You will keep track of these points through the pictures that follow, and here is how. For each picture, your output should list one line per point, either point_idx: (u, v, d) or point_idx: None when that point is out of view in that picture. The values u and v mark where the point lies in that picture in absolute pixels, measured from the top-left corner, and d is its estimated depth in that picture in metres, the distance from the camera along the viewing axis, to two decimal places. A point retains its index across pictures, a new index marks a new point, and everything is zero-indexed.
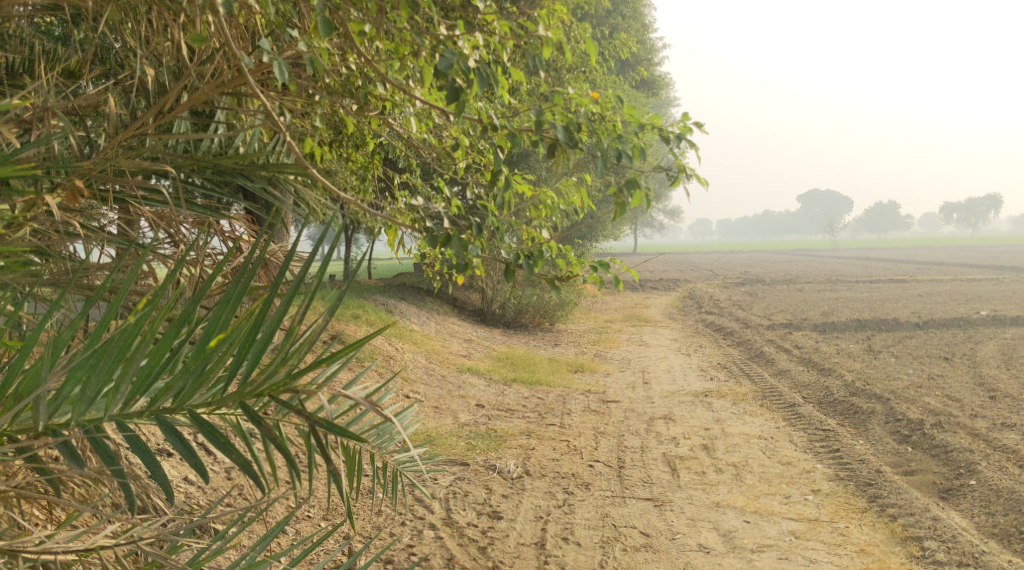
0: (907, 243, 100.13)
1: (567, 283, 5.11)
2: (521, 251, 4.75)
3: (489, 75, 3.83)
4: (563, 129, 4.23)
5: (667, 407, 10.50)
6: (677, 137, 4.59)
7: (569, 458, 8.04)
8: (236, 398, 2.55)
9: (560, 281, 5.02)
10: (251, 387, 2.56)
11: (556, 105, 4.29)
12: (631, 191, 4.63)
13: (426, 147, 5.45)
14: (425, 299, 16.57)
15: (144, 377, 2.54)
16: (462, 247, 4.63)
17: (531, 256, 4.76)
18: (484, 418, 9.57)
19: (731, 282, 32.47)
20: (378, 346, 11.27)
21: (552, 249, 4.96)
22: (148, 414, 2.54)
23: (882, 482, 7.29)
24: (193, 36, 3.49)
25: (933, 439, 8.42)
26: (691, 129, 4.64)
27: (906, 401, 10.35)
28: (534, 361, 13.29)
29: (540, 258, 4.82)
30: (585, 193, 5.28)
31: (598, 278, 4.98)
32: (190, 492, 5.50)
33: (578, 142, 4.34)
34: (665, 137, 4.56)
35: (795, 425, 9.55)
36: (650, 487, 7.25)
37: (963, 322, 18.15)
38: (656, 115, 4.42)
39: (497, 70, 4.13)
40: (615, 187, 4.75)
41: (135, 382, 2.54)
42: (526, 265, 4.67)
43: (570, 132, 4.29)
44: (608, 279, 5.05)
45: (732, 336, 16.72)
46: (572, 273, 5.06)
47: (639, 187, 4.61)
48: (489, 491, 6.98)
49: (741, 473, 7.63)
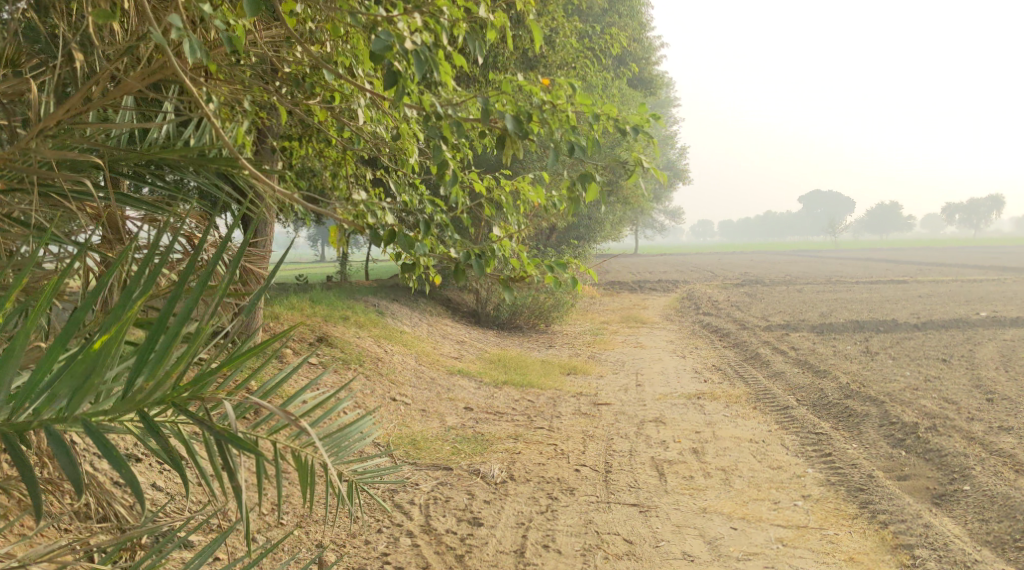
0: (908, 245, 100.11)
1: (522, 284, 5.07)
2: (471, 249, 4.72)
3: (428, 57, 3.81)
4: (512, 121, 4.18)
5: (659, 409, 10.35)
6: (636, 128, 4.52)
7: (555, 462, 7.88)
8: (129, 405, 2.79)
9: (514, 281, 4.99)
10: (143, 396, 2.80)
11: (505, 94, 4.22)
12: (585, 184, 4.58)
13: (382, 141, 5.41)
14: (419, 300, 16.43)
15: (32, 388, 2.76)
16: (407, 245, 4.60)
17: (481, 256, 4.73)
18: (471, 421, 9.41)
19: (733, 283, 32.27)
20: (367, 348, 11.14)
21: (505, 247, 4.92)
22: (35, 425, 2.75)
23: (874, 487, 7.12)
24: (99, 14, 3.42)
25: (928, 443, 8.25)
26: (651, 120, 4.57)
27: (902, 404, 10.20)
28: (527, 363, 13.16)
29: (492, 257, 4.80)
30: (542, 191, 5.22)
31: (553, 278, 4.94)
32: (157, 499, 5.33)
33: (528, 132, 4.29)
34: (622, 129, 4.51)
35: (788, 428, 9.41)
36: (636, 493, 7.08)
37: (963, 323, 17.95)
38: (610, 106, 4.38)
39: (440, 57, 4.09)
40: (569, 182, 4.74)
41: (22, 392, 2.75)
42: (477, 264, 4.63)
43: (520, 123, 4.26)
44: (565, 280, 5.01)
45: (729, 337, 16.59)
46: (526, 273, 5.02)
47: (593, 181, 4.57)
48: (470, 497, 6.82)
49: (730, 478, 7.47)
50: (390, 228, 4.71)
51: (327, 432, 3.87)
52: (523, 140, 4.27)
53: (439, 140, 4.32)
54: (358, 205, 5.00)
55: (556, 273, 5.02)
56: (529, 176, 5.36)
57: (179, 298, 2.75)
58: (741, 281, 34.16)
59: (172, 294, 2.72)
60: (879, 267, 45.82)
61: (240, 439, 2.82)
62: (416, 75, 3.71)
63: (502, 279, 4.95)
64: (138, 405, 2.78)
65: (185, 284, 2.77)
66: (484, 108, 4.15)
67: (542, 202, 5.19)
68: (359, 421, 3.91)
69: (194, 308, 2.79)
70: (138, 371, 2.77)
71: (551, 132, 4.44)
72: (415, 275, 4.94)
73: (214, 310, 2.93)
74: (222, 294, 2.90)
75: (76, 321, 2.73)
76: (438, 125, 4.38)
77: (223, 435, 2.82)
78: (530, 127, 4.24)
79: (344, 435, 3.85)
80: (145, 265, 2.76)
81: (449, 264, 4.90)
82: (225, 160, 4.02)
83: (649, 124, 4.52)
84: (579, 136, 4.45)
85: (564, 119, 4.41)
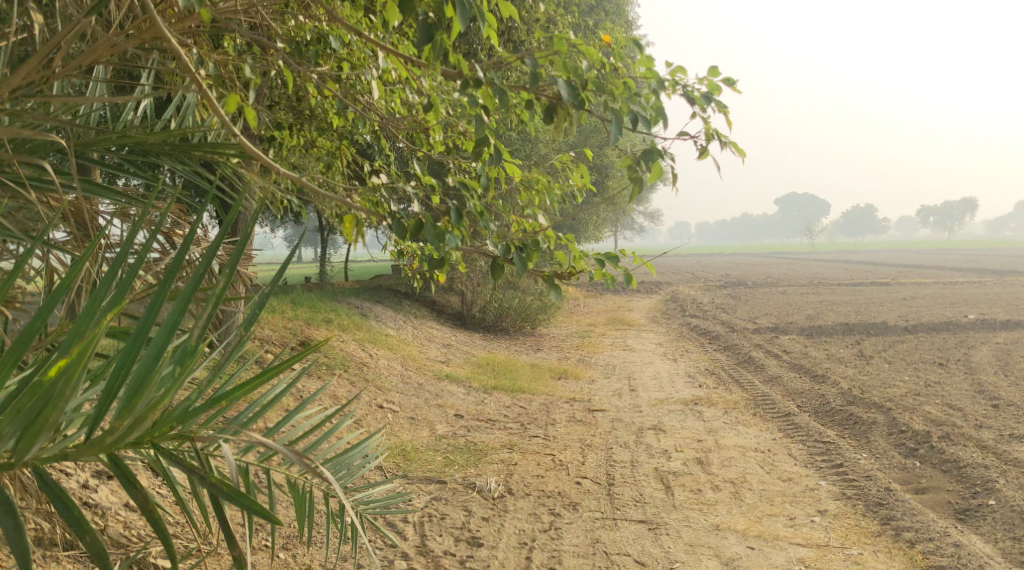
0: (884, 248, 100.28)
1: (567, 280, 4.54)
2: (512, 241, 4.21)
3: (470, 9, 3.37)
4: (567, 87, 3.71)
5: (656, 416, 9.93)
6: (705, 96, 4.07)
7: (555, 474, 7.44)
8: (98, 449, 2.41)
9: (559, 278, 4.49)
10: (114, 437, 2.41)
11: (557, 56, 3.75)
12: (651, 162, 4.08)
13: (394, 120, 4.95)
14: (402, 302, 15.90)
15: None
16: (438, 235, 4.03)
17: (523, 247, 4.24)
18: (463, 429, 8.97)
19: (717, 284, 31.99)
20: (351, 353, 10.64)
21: (550, 239, 4.40)
22: None
23: (893, 501, 6.74)
24: None
25: (942, 453, 7.89)
26: (720, 88, 4.12)
27: (907, 410, 9.82)
28: (516, 366, 12.69)
29: (535, 250, 4.28)
30: (586, 170, 4.62)
31: (604, 274, 4.42)
32: (129, 520, 4.81)
33: (584, 101, 3.83)
34: (690, 98, 4.06)
35: (792, 436, 9.02)
36: (643, 507, 6.67)
37: (952, 326, 17.66)
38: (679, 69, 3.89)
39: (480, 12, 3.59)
40: (629, 158, 4.22)
41: None
42: (518, 258, 4.13)
43: (574, 89, 3.77)
44: (617, 275, 4.48)
45: (719, 340, 16.19)
46: (574, 269, 4.51)
47: (659, 158, 4.07)
48: (468, 513, 6.38)
49: (740, 492, 7.06)
50: (416, 217, 4.11)
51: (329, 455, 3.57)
52: (577, 109, 3.83)
53: (479, 110, 3.82)
54: (374, 190, 4.55)
55: (606, 268, 4.48)
56: (569, 157, 4.87)
57: (164, 304, 2.41)
58: (723, 281, 33.76)
59: (154, 298, 2.39)
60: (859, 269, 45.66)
61: (239, 494, 2.44)
62: (459, 25, 3.27)
63: (546, 277, 4.45)
64: (108, 447, 2.41)
65: (169, 286, 2.42)
66: (534, 71, 3.69)
67: (585, 184, 4.67)
68: (356, 444, 3.61)
69: (184, 316, 2.43)
70: (109, 402, 2.40)
71: (610, 100, 3.95)
72: (444, 272, 4.47)
73: (207, 321, 2.58)
74: (217, 303, 2.55)
75: (29, 340, 2.38)
76: (478, 94, 3.86)
77: (221, 492, 2.47)
78: (586, 95, 3.79)
79: (349, 458, 3.57)
80: (119, 268, 2.45)
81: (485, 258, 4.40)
82: (213, 144, 3.46)
83: (722, 90, 4.07)
84: (641, 104, 3.97)
85: (624, 85, 3.92)
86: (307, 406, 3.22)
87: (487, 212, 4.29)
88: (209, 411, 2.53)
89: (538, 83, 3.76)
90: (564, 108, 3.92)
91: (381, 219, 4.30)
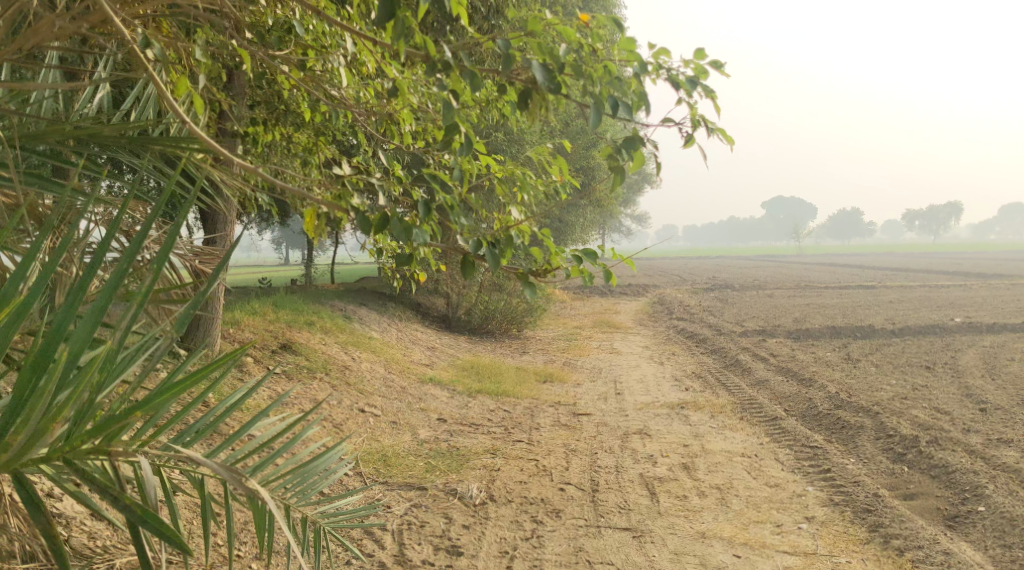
0: (870, 252, 100.60)
1: (544, 278, 4.41)
2: (484, 237, 4.09)
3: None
4: (542, 70, 3.60)
5: (642, 420, 9.79)
6: (691, 81, 3.95)
7: (538, 480, 7.29)
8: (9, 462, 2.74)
9: (536, 275, 4.36)
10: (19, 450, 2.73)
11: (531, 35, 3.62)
12: (631, 151, 3.95)
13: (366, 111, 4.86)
14: (387, 305, 15.72)
15: None
16: (404, 228, 3.90)
17: (495, 243, 4.13)
18: (445, 434, 8.82)
19: (704, 288, 31.93)
20: (333, 356, 10.47)
21: (525, 236, 4.29)
22: None
23: (883, 508, 6.63)
24: None
25: (931, 458, 7.78)
26: (707, 71, 4.00)
27: (895, 414, 9.71)
28: (501, 370, 12.53)
29: (508, 245, 4.16)
30: (563, 162, 4.49)
31: (583, 270, 4.29)
32: (94, 531, 4.64)
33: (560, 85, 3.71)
34: (674, 82, 3.95)
35: (779, 441, 8.90)
36: (627, 515, 6.53)
37: (939, 329, 17.61)
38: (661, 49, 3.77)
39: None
40: (611, 147, 4.08)
41: None
42: (490, 253, 4.00)
43: (550, 73, 3.66)
44: (596, 271, 4.36)
45: (706, 343, 16.07)
46: (550, 266, 4.38)
47: (640, 146, 3.94)
48: (448, 521, 6.25)
49: (726, 498, 6.93)
50: (382, 210, 3.99)
51: (293, 466, 3.41)
52: (554, 93, 3.71)
53: (447, 96, 3.69)
54: (340, 181, 4.43)
55: (585, 264, 4.35)
56: (548, 148, 4.75)
57: (63, 318, 2.70)
58: (711, 285, 33.69)
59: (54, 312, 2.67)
60: (844, 273, 45.74)
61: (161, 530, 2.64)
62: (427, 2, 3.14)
63: (522, 274, 4.32)
64: (6, 464, 2.74)
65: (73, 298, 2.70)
66: (507, 53, 3.57)
67: (562, 177, 4.55)
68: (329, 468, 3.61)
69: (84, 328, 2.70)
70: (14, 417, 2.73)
71: (589, 83, 3.82)
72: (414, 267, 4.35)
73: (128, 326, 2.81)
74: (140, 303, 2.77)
75: None
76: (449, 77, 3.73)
77: (142, 522, 2.66)
78: (562, 79, 3.68)
79: (313, 468, 3.42)
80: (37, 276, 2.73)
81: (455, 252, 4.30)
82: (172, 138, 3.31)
83: (707, 73, 3.96)
84: (624, 88, 3.84)
85: (604, 69, 3.80)
86: (267, 412, 3.23)
87: (460, 205, 4.16)
88: (116, 423, 2.77)
89: (511, 65, 3.65)
90: (539, 94, 3.81)
91: (346, 213, 4.16)
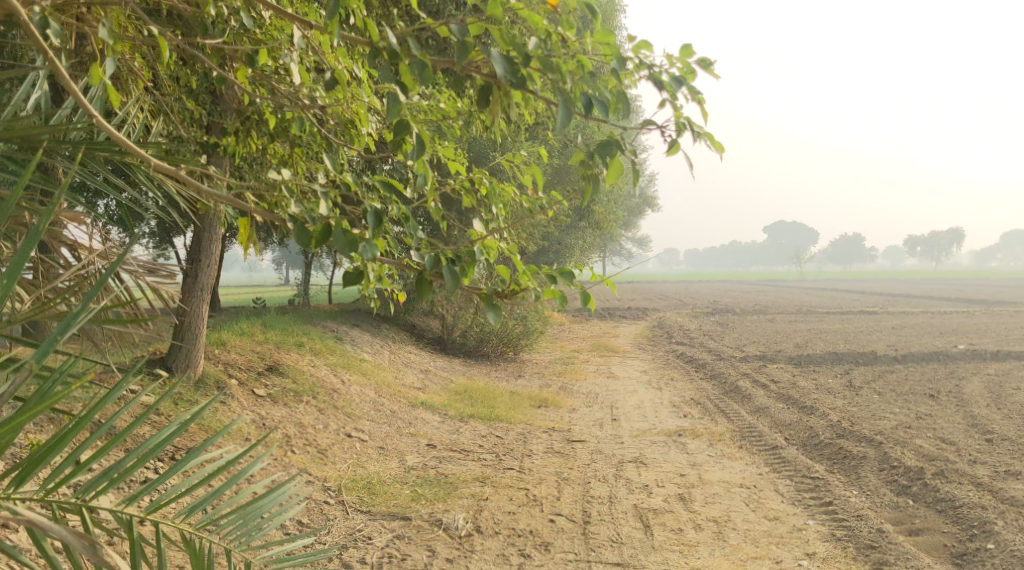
0: (871, 277, 100.25)
1: (513, 299, 4.15)
2: (440, 253, 3.85)
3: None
4: (501, 62, 3.42)
5: (638, 448, 9.49)
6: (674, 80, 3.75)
7: (527, 511, 7.00)
8: None
9: (503, 296, 4.10)
10: None
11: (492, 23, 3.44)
12: (607, 156, 3.71)
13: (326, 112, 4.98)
14: (381, 326, 15.41)
15: None
16: (346, 237, 3.74)
17: (455, 260, 3.90)
18: (434, 461, 8.52)
19: (704, 311, 31.65)
20: (321, 379, 10.19)
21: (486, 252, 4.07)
22: None
23: (887, 544, 6.34)
24: None
25: (937, 492, 7.47)
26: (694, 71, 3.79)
27: (898, 444, 9.40)
28: (494, 394, 12.24)
29: (469, 262, 3.93)
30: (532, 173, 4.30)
31: (556, 290, 4.04)
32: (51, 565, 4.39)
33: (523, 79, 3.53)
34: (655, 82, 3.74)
35: (780, 471, 8.61)
36: (619, 548, 6.24)
37: (942, 356, 17.29)
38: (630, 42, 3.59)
39: None
40: (584, 154, 3.85)
41: None
42: (447, 271, 3.74)
43: (512, 66, 3.47)
44: (571, 292, 4.09)
45: (704, 368, 15.77)
46: (519, 286, 4.12)
47: (617, 151, 3.70)
48: (431, 554, 5.98)
49: (723, 531, 6.63)
50: (325, 221, 3.86)
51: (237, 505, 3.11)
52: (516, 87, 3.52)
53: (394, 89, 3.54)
54: (279, 187, 4.26)
55: (560, 284, 4.09)
56: (522, 156, 4.57)
57: None
58: (711, 309, 33.33)
59: None
60: (843, 298, 45.49)
61: None
62: None
63: (486, 294, 4.05)
64: None
65: None
66: (461, 41, 3.40)
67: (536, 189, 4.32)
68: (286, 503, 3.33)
69: None
70: None
71: (558, 78, 3.61)
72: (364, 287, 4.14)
73: None
74: None
75: None
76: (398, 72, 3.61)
77: None
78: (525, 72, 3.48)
79: (257, 510, 3.11)
80: None
81: (411, 268, 4.07)
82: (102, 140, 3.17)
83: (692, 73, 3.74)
84: (595, 87, 3.64)
85: (577, 63, 3.59)
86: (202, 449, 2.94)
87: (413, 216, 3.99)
88: None
89: (468, 55, 3.46)
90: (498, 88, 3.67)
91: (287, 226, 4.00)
